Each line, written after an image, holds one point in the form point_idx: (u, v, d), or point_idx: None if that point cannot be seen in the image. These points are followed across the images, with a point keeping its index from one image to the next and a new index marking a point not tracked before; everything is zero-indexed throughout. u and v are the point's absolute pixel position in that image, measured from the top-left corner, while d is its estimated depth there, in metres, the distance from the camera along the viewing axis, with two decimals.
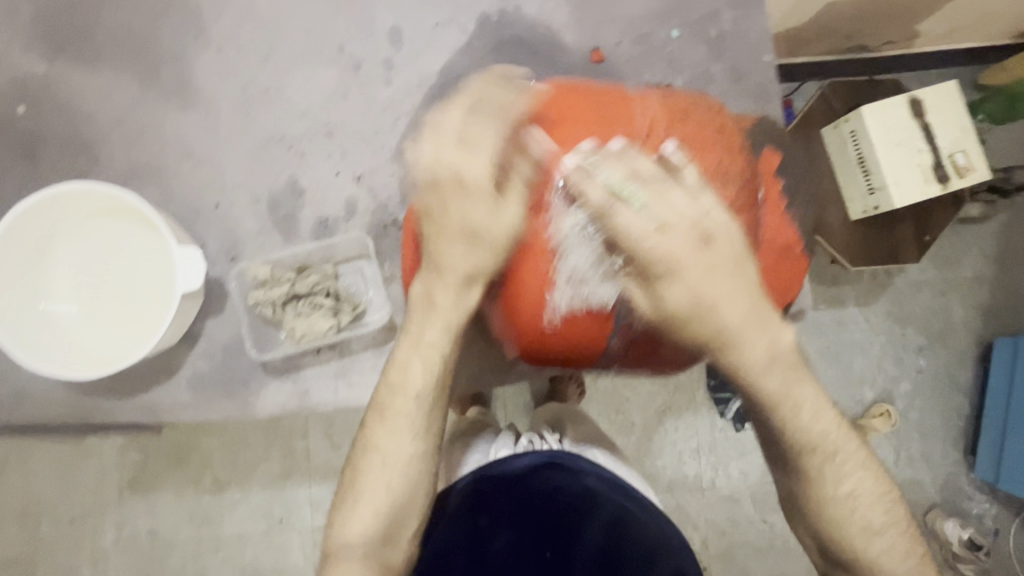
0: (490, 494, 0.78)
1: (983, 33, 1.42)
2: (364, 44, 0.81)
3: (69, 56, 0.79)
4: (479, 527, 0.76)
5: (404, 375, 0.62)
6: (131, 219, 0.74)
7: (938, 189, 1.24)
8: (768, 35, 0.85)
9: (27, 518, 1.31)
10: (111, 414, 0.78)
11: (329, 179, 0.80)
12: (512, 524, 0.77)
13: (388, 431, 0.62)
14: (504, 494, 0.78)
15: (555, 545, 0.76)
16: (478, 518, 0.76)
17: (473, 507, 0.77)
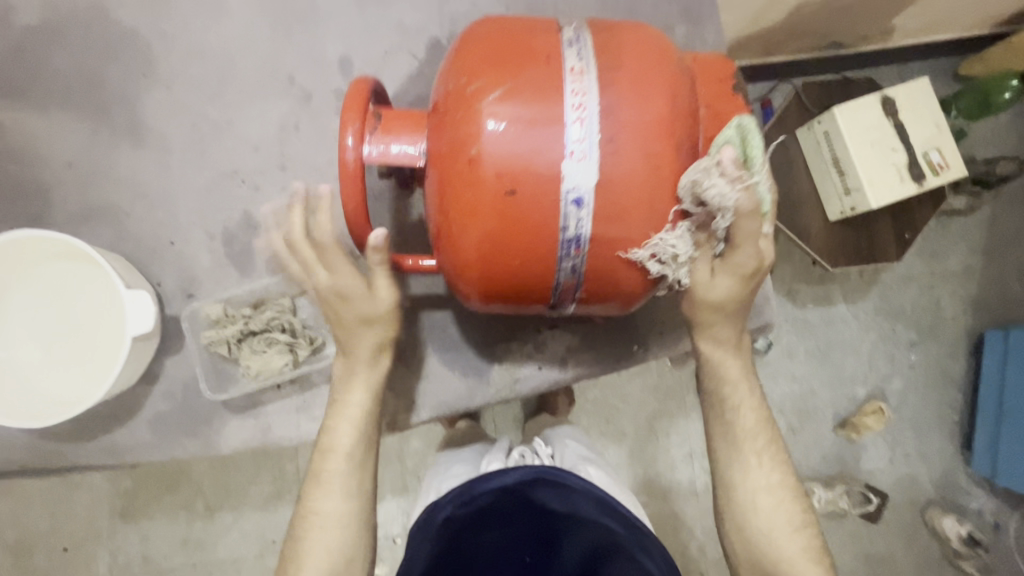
0: (480, 505, 0.75)
1: (958, 26, 1.40)
2: (314, 74, 0.81)
3: (20, 101, 0.79)
4: (470, 530, 0.75)
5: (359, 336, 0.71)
6: (83, 261, 0.74)
7: (914, 188, 1.22)
8: (721, 46, 0.85)
9: (21, 551, 1.31)
10: (74, 457, 0.77)
11: (285, 210, 0.79)
12: (502, 531, 0.76)
13: (347, 385, 0.72)
14: (501, 505, 0.76)
15: (542, 547, 0.77)
16: (466, 521, 0.75)
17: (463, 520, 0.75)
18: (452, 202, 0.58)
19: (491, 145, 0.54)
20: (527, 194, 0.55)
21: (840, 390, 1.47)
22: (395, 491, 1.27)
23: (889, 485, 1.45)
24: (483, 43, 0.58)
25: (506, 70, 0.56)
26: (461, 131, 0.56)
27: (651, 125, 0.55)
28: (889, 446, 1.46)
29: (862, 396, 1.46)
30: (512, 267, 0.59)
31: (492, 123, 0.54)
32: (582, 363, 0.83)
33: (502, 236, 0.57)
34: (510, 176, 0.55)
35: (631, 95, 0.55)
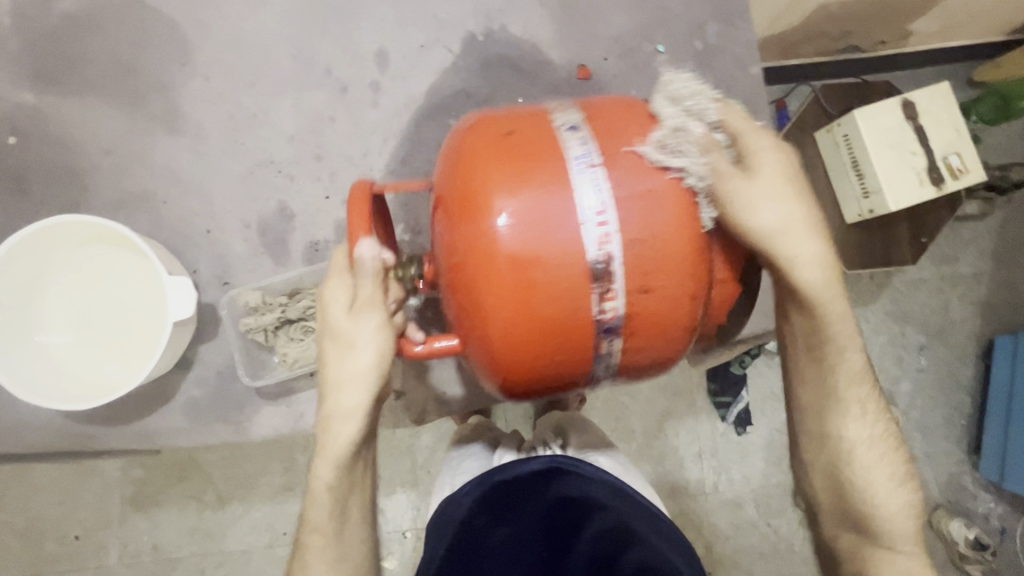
0: (492, 495, 0.78)
1: (975, 31, 1.41)
2: (349, 66, 0.81)
3: (58, 87, 0.80)
4: (478, 527, 0.75)
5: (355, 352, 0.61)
6: (122, 247, 0.75)
7: (933, 192, 1.23)
8: (752, 46, 0.85)
9: (32, 537, 1.31)
10: (105, 441, 0.78)
11: (319, 201, 0.80)
12: (511, 526, 0.75)
13: (342, 381, 0.62)
14: (508, 498, 0.77)
15: (555, 545, 0.73)
16: (474, 516, 0.76)
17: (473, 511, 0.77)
18: (474, 291, 0.56)
19: (506, 242, 0.54)
20: (551, 280, 0.54)
21: None
22: (406, 484, 1.28)
23: None
24: (483, 134, 0.59)
25: (515, 160, 0.55)
26: (474, 215, 0.55)
27: (660, 201, 0.55)
28: None
29: None
30: (545, 352, 0.57)
31: (506, 214, 0.54)
32: None
33: (530, 325, 0.55)
34: (529, 272, 0.54)
35: (635, 185, 0.55)
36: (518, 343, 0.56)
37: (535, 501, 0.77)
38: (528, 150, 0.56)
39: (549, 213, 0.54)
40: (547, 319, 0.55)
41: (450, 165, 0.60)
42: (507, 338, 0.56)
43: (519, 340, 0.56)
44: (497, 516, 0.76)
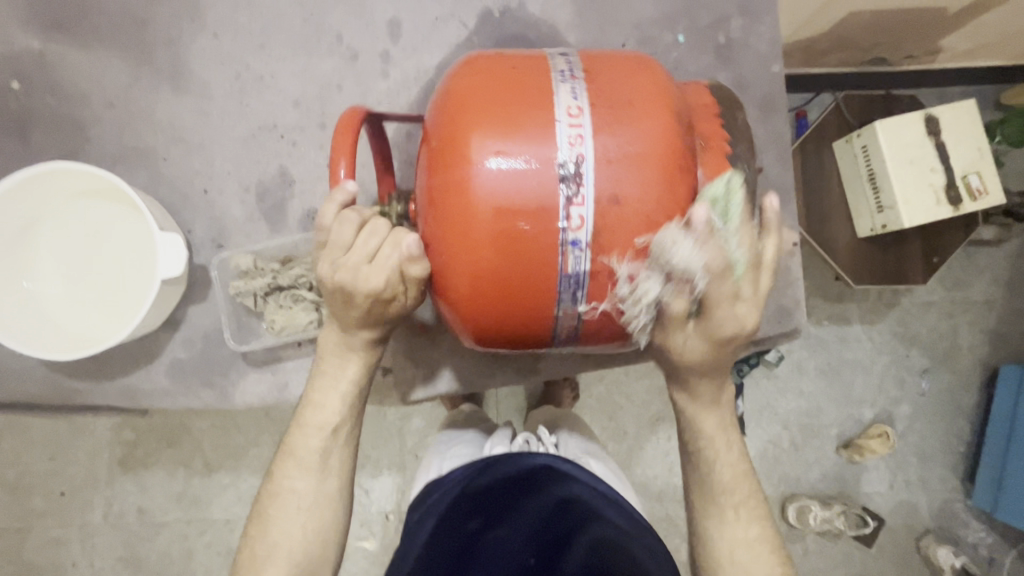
0: (480, 496, 0.74)
1: (1007, 53, 1.37)
2: (361, 34, 0.80)
3: (66, 34, 0.78)
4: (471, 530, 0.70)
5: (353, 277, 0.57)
6: (117, 200, 0.74)
7: (949, 211, 1.20)
8: (776, 44, 0.83)
9: (19, 490, 1.32)
10: (89, 396, 0.77)
11: (319, 169, 0.79)
12: (501, 531, 0.70)
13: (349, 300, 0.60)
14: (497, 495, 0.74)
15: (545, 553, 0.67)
16: (467, 520, 0.71)
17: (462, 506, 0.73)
18: (449, 233, 0.55)
19: (486, 181, 0.52)
20: (525, 230, 0.53)
21: (847, 410, 1.45)
22: (392, 468, 1.26)
23: (887, 510, 1.44)
24: (477, 74, 0.57)
25: (503, 105, 0.54)
26: (454, 155, 0.54)
27: (648, 157, 0.53)
28: (891, 471, 1.45)
29: (869, 419, 1.45)
30: (511, 303, 0.56)
31: (489, 156, 0.52)
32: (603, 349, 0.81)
33: (502, 273, 0.54)
34: (508, 210, 0.53)
35: (625, 125, 0.53)
36: (491, 286, 0.55)
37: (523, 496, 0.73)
38: (519, 85, 0.55)
39: (533, 150, 0.53)
40: (521, 261, 0.54)
41: (440, 104, 0.58)
42: (481, 280, 0.55)
43: (490, 283, 0.55)
44: (486, 515, 0.72)
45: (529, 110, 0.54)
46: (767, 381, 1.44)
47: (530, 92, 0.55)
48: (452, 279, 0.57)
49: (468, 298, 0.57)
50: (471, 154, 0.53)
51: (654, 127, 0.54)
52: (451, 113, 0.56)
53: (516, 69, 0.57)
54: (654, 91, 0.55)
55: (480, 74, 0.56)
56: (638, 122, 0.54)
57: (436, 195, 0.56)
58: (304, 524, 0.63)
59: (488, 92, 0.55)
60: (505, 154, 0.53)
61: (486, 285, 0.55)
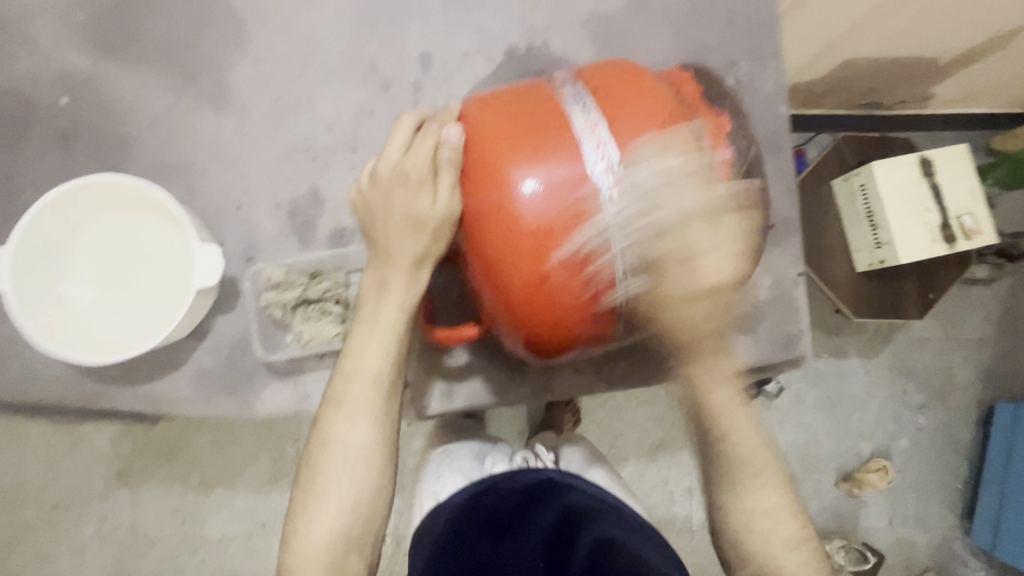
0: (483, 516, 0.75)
1: (995, 101, 1.45)
2: (394, 65, 0.85)
3: (115, 54, 0.83)
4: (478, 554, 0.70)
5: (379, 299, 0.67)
6: (155, 212, 0.77)
7: (944, 249, 1.25)
8: (781, 88, 0.89)
9: (14, 500, 1.30)
10: (111, 401, 0.79)
11: (349, 190, 0.82)
12: (515, 542, 0.70)
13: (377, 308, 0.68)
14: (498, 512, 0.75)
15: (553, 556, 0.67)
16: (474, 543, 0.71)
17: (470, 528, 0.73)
18: (495, 256, 0.59)
19: (525, 205, 0.57)
20: (563, 249, 0.56)
21: (847, 443, 1.47)
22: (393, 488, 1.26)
23: (885, 546, 1.45)
24: (490, 110, 0.62)
25: (529, 131, 0.58)
26: (489, 183, 0.58)
27: (663, 161, 0.57)
28: (890, 505, 1.46)
29: (867, 452, 1.47)
30: (562, 311, 0.59)
31: (524, 181, 0.56)
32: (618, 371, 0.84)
33: (548, 289, 0.58)
34: (550, 228, 0.56)
35: (639, 135, 0.57)
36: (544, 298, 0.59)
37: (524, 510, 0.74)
38: (534, 111, 0.59)
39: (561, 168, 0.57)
40: (566, 271, 0.57)
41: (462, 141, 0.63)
42: (533, 295, 0.59)
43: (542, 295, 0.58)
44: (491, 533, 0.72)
45: (548, 133, 0.58)
46: (766, 412, 1.46)
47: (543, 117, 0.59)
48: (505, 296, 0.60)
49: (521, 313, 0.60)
50: (508, 181, 0.57)
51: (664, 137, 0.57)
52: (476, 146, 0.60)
53: (526, 99, 0.61)
54: (655, 98, 0.59)
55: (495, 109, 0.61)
56: (649, 134, 0.57)
57: (478, 220, 0.60)
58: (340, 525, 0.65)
59: (507, 123, 0.60)
60: (535, 176, 0.57)
61: (534, 298, 0.59)
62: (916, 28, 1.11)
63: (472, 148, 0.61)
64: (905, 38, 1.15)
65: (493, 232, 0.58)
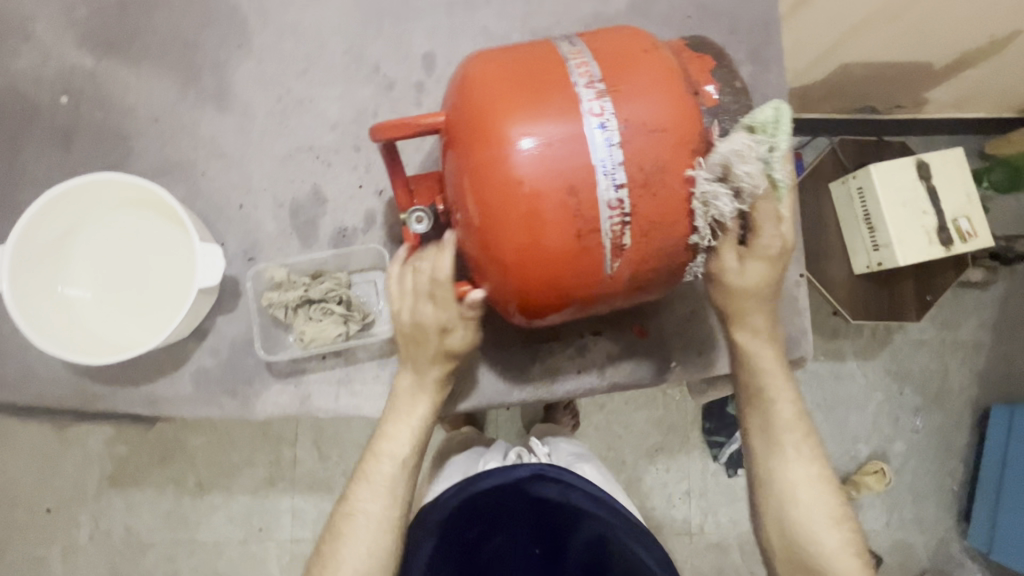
0: (476, 505, 0.75)
1: (991, 106, 1.46)
2: (397, 65, 0.85)
3: (116, 52, 0.83)
4: (471, 539, 0.75)
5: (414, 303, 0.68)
6: (157, 211, 0.76)
7: (941, 252, 1.26)
8: (782, 90, 0.89)
9: (5, 504, 1.29)
10: (108, 401, 0.78)
11: (352, 189, 0.82)
12: (506, 533, 0.77)
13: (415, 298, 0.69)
14: (489, 502, 0.75)
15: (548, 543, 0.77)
16: (465, 531, 0.75)
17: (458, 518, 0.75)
18: (489, 214, 0.57)
19: (522, 162, 0.55)
20: (555, 208, 0.55)
21: (844, 445, 1.47)
22: None
23: (882, 548, 1.45)
24: (485, 68, 0.59)
25: (529, 90, 0.57)
26: (484, 140, 0.56)
27: (662, 121, 0.56)
28: (887, 508, 1.46)
29: (864, 454, 1.47)
30: (558, 270, 0.58)
31: (523, 139, 0.55)
32: (618, 374, 0.84)
33: (539, 249, 0.57)
34: (546, 185, 0.55)
35: (636, 94, 0.56)
36: (543, 256, 0.57)
37: (518, 502, 0.76)
38: (532, 69, 0.58)
39: (557, 126, 0.55)
40: (562, 228, 0.56)
41: (456, 100, 0.61)
42: (527, 253, 0.57)
43: (541, 253, 0.57)
44: (482, 522, 0.76)
45: (547, 91, 0.56)
46: None
47: (542, 76, 0.57)
48: (500, 255, 0.58)
49: (518, 272, 0.58)
50: (505, 138, 0.55)
51: (662, 97, 0.56)
52: (471, 106, 0.58)
53: (525, 58, 0.59)
54: (653, 60, 0.58)
55: (490, 69, 0.59)
56: (646, 95, 0.56)
57: (470, 179, 0.58)
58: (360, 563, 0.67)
59: (505, 80, 0.58)
60: (536, 134, 0.55)
61: (530, 258, 0.57)
62: (915, 33, 1.12)
63: (465, 108, 0.59)
64: (903, 43, 1.16)
65: (484, 188, 0.56)
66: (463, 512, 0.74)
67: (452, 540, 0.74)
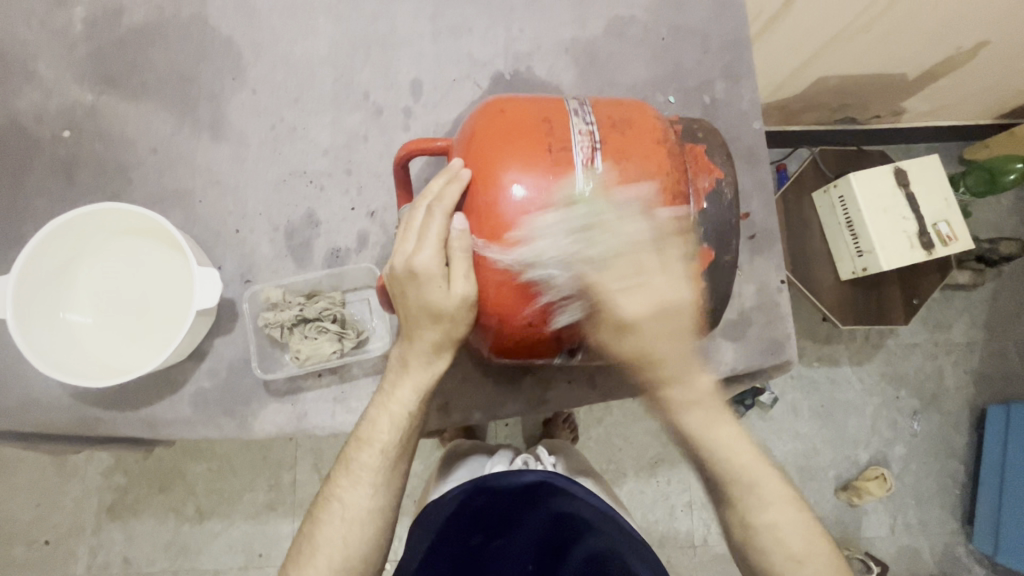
0: (481, 509, 0.77)
1: (965, 114, 1.51)
2: (386, 92, 0.89)
3: (116, 89, 0.86)
4: (472, 546, 0.75)
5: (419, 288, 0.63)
6: (156, 238, 0.79)
7: (923, 255, 1.29)
8: (756, 104, 0.93)
9: (3, 538, 1.28)
10: (109, 426, 0.79)
11: (345, 212, 0.85)
12: (505, 539, 0.76)
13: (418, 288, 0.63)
14: (496, 508, 0.77)
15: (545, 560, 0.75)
16: (468, 537, 0.75)
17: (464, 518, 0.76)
18: (486, 257, 0.61)
19: (518, 208, 0.59)
20: (548, 254, 0.59)
21: (843, 451, 1.48)
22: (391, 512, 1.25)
23: (888, 555, 1.45)
24: (489, 118, 0.64)
25: (534, 147, 0.60)
26: (486, 185, 0.60)
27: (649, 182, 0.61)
28: (890, 513, 1.46)
29: (864, 459, 1.48)
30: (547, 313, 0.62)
31: (519, 187, 0.59)
32: (609, 382, 0.86)
33: (531, 291, 0.60)
34: (541, 232, 0.59)
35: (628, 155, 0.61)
36: (534, 298, 0.61)
37: (522, 511, 0.77)
38: (532, 124, 0.62)
39: (552, 182, 0.59)
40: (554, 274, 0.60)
41: (461, 147, 0.65)
42: (519, 297, 0.61)
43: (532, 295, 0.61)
44: (485, 526, 0.76)
45: (545, 146, 0.61)
46: (761, 423, 1.47)
47: (541, 131, 0.62)
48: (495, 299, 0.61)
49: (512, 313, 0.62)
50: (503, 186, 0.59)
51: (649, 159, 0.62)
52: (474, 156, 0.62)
53: (527, 112, 0.64)
54: (643, 124, 0.64)
55: (494, 119, 0.63)
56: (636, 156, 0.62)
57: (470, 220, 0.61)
58: (348, 535, 0.67)
59: (505, 130, 0.62)
60: (534, 184, 0.59)
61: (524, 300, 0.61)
62: (882, 47, 1.17)
63: (469, 156, 0.63)
64: (873, 56, 1.21)
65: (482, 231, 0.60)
66: (468, 515, 0.76)
67: (452, 541, 0.74)
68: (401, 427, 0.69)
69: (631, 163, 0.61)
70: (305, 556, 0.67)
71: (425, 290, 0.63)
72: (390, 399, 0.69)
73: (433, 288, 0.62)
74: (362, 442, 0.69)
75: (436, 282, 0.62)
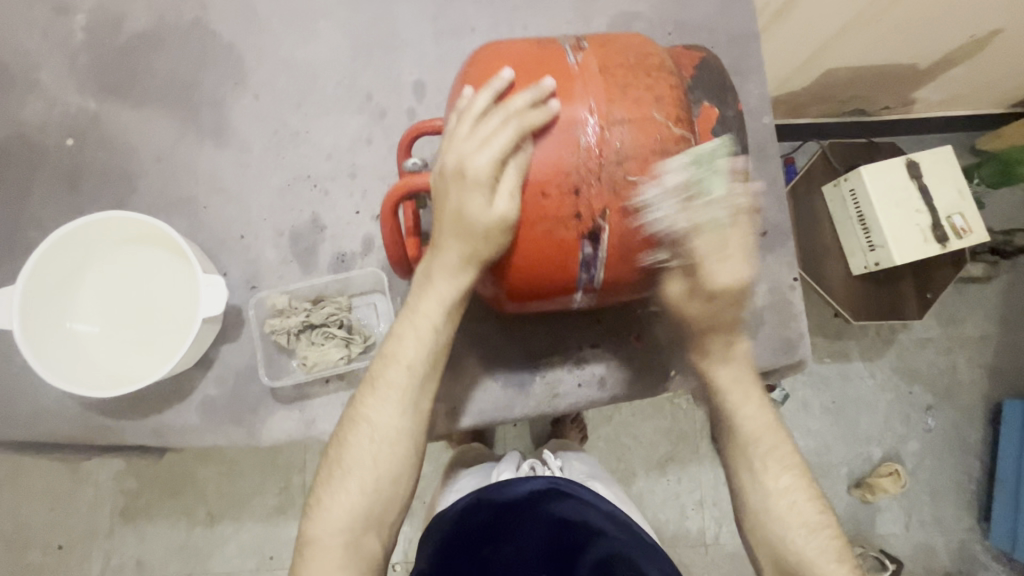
0: (489, 517, 0.76)
1: (976, 103, 1.48)
2: (389, 94, 0.88)
3: (118, 96, 0.86)
4: (484, 556, 0.73)
5: (399, 342, 0.67)
6: (160, 245, 0.78)
7: (937, 249, 1.26)
8: (765, 99, 0.91)
9: (17, 544, 1.29)
10: (119, 435, 0.79)
11: (349, 216, 0.84)
12: (517, 546, 0.73)
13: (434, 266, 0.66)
14: (506, 515, 0.76)
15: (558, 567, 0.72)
16: (479, 548, 0.73)
17: (463, 532, 0.75)
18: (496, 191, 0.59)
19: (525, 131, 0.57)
20: (558, 177, 0.57)
21: (856, 448, 1.46)
22: None
23: (903, 552, 1.43)
24: (488, 55, 0.63)
25: (520, 61, 0.60)
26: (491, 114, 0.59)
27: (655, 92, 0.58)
28: (905, 510, 1.44)
29: (878, 456, 1.46)
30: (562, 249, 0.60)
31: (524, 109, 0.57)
32: (620, 383, 0.84)
33: (546, 221, 0.58)
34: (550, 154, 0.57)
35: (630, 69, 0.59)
36: (547, 229, 0.59)
37: (530, 520, 0.75)
38: (531, 50, 0.61)
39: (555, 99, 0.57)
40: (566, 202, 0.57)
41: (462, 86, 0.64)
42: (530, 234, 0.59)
43: (546, 226, 0.58)
44: (494, 540, 0.74)
45: (545, 68, 0.59)
46: None
47: (540, 56, 0.60)
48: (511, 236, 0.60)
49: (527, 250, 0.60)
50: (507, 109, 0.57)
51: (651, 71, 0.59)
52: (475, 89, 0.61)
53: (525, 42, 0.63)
54: (639, 39, 0.62)
55: (491, 54, 0.62)
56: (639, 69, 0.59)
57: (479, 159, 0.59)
58: (378, 454, 0.66)
59: (504, 61, 0.61)
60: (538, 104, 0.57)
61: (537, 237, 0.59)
62: (892, 37, 1.15)
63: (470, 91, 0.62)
64: (884, 45, 1.18)
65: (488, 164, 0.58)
66: (475, 523, 0.76)
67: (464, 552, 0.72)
68: (426, 340, 0.67)
69: (632, 68, 0.59)
70: (337, 479, 0.66)
71: (466, 205, 0.60)
72: (415, 314, 0.67)
73: (474, 211, 0.59)
74: (387, 360, 0.67)
75: (479, 194, 0.59)
